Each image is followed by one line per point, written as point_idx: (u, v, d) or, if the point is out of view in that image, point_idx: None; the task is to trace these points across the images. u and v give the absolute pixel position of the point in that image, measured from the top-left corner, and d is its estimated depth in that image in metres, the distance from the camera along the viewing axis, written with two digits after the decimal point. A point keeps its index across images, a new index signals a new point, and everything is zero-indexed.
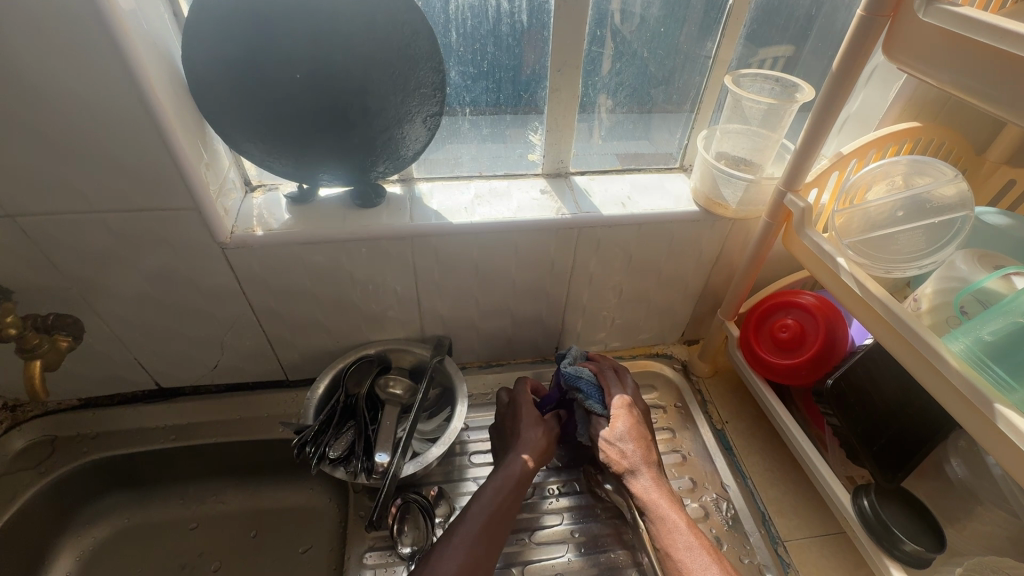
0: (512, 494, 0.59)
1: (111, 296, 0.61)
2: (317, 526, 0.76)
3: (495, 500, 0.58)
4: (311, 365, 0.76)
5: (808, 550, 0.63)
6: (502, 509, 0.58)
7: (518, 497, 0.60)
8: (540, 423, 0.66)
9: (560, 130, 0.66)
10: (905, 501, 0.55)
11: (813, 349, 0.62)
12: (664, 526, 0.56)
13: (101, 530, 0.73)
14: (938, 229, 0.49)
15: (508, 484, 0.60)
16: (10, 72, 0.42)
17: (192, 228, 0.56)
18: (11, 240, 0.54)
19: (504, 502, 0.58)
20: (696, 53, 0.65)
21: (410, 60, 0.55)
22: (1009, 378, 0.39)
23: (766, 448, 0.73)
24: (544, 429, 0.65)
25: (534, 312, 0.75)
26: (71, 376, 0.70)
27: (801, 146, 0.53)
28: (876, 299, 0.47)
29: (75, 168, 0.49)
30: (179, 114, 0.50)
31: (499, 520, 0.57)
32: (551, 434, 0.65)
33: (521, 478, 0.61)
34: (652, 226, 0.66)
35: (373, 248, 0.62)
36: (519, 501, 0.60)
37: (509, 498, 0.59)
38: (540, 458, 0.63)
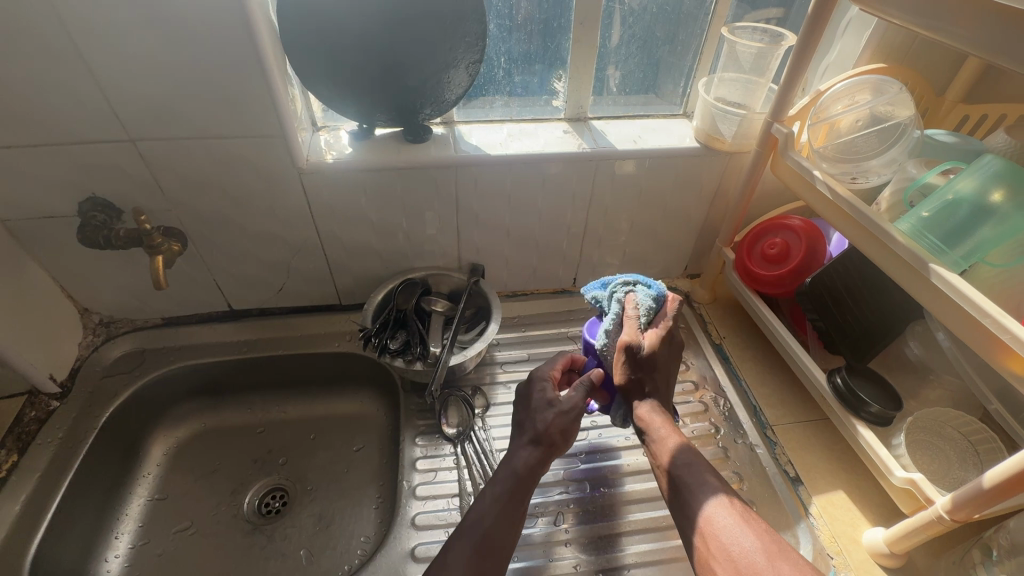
0: (514, 494, 0.59)
1: (201, 218, 0.72)
2: (368, 429, 0.87)
3: (496, 506, 0.58)
4: (362, 290, 0.88)
5: (793, 433, 0.74)
6: (506, 512, 0.57)
7: (522, 496, 0.59)
8: (551, 404, 0.64)
9: (581, 76, 0.77)
10: (871, 379, 0.66)
11: (795, 262, 0.74)
12: (668, 439, 0.59)
13: (184, 431, 0.84)
14: (887, 132, 0.60)
15: (507, 484, 0.59)
16: (151, 13, 0.54)
17: (277, 154, 0.67)
18: (130, 163, 0.65)
19: (507, 506, 0.58)
20: (697, 11, 0.76)
21: (458, 12, 0.65)
22: (942, 244, 0.51)
23: (759, 358, 0.84)
24: (556, 415, 0.63)
25: (556, 242, 0.86)
26: (158, 296, 0.82)
27: (786, 79, 0.63)
28: (844, 200, 0.58)
29: (190, 97, 0.60)
30: (273, 53, 0.61)
31: (503, 525, 0.57)
32: (563, 416, 0.63)
33: (523, 477, 0.60)
34: (660, 160, 0.77)
35: (423, 177, 0.73)
36: (526, 495, 0.60)
37: (513, 501, 0.58)
38: (547, 449, 0.62)
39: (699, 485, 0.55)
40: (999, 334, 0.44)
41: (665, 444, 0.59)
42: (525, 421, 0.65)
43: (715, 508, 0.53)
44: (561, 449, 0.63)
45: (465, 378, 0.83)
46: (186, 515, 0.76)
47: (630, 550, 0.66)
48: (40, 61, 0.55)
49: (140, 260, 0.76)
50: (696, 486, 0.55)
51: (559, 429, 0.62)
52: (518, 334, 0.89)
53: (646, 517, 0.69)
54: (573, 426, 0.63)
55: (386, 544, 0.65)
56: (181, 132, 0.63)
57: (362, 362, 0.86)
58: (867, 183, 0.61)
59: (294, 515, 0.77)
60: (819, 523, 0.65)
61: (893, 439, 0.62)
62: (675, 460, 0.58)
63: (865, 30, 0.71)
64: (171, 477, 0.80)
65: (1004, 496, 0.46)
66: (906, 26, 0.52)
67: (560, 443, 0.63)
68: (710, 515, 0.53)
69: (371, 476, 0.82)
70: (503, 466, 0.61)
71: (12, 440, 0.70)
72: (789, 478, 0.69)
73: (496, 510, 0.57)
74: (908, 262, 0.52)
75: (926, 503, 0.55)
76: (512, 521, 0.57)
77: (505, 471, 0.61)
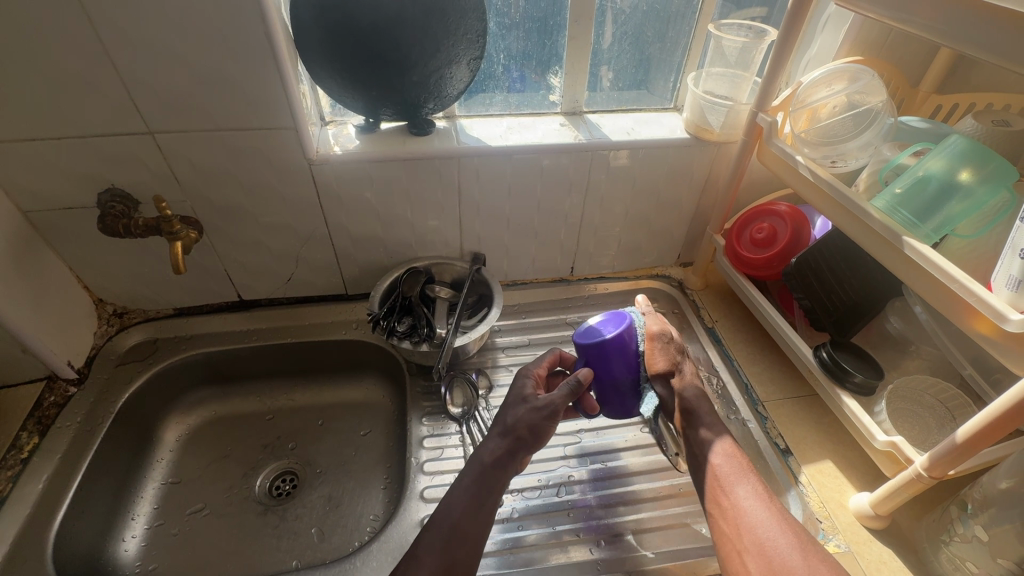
0: (483, 486, 0.60)
1: (215, 209, 0.76)
2: (373, 413, 0.89)
3: (465, 497, 0.59)
4: (368, 279, 0.91)
5: (783, 408, 0.78)
6: (475, 502, 0.59)
7: (492, 487, 0.60)
8: (525, 399, 0.65)
9: (576, 73, 0.81)
10: (854, 352, 0.70)
11: (781, 246, 0.79)
12: (707, 432, 0.63)
13: (195, 417, 0.87)
14: (860, 123, 0.64)
15: (475, 475, 0.61)
16: (174, 12, 0.58)
17: (289, 145, 0.71)
18: (149, 155, 0.69)
19: (477, 498, 0.59)
20: (685, 9, 0.80)
21: (460, 10, 0.69)
22: (914, 218, 0.55)
23: (750, 340, 0.88)
24: (529, 410, 0.63)
25: (554, 232, 0.90)
26: (170, 286, 0.85)
27: (769, 72, 0.67)
28: (825, 182, 0.62)
29: (208, 91, 0.64)
30: (286, 49, 0.65)
31: (473, 515, 0.58)
32: (534, 411, 0.63)
33: (490, 468, 0.61)
34: (652, 150, 0.81)
35: (426, 167, 0.77)
36: (496, 482, 0.61)
37: (483, 492, 0.59)
38: (517, 441, 0.62)
39: (736, 476, 0.59)
40: (967, 297, 0.48)
41: (706, 437, 0.63)
42: (499, 414, 0.65)
43: (748, 497, 0.57)
44: (534, 444, 0.62)
45: (468, 362, 0.86)
46: (199, 498, 0.79)
47: (629, 518, 0.69)
48: (68, 58, 0.59)
49: (155, 251, 0.79)
50: (734, 482, 0.58)
51: (527, 423, 0.62)
52: (518, 321, 0.93)
53: (644, 488, 0.72)
54: (547, 424, 0.62)
55: (395, 517, 0.68)
56: (199, 125, 0.67)
57: (368, 349, 0.89)
58: (846, 167, 0.66)
59: (305, 495, 0.79)
60: (808, 490, 0.68)
61: (876, 407, 0.66)
62: (715, 453, 0.61)
63: (842, 24, 0.75)
64: (185, 461, 0.82)
65: (976, 448, 0.50)
66: (875, 16, 0.55)
67: (532, 440, 0.62)
68: (742, 504, 0.57)
69: (379, 459, 0.84)
70: (473, 459, 0.62)
71: (32, 423, 0.73)
72: (779, 450, 0.73)
73: (466, 502, 0.59)
74: (883, 237, 0.56)
75: (907, 463, 0.58)
76: (482, 512, 0.58)
77: (475, 464, 0.61)
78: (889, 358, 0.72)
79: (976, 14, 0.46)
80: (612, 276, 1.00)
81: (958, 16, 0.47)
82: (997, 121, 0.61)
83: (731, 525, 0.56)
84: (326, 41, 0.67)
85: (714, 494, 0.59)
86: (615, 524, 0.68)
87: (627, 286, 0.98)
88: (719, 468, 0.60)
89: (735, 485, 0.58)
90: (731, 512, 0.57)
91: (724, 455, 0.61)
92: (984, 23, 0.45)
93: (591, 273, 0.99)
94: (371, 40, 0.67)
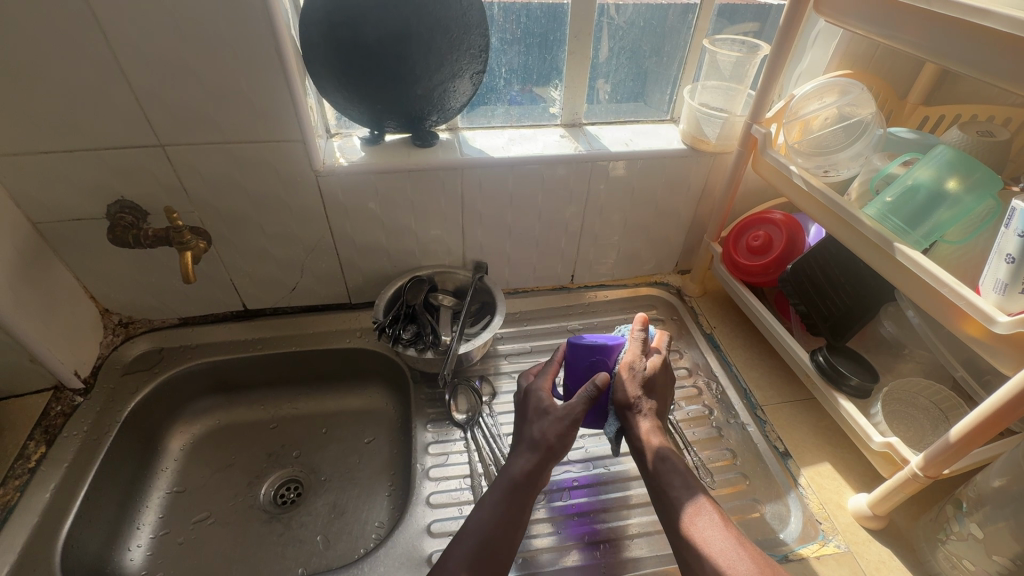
0: (513, 502, 0.60)
1: (222, 219, 0.77)
2: (376, 422, 0.90)
3: (496, 512, 0.59)
4: (371, 288, 0.92)
5: (781, 411, 0.79)
6: (507, 519, 0.59)
7: (522, 503, 0.61)
8: (546, 411, 0.65)
9: (575, 86, 0.84)
10: (850, 356, 0.71)
11: (777, 252, 0.81)
12: (670, 467, 0.60)
13: (200, 426, 0.87)
14: (852, 131, 0.66)
15: (504, 492, 0.61)
16: (188, 29, 0.59)
17: (296, 156, 0.72)
18: (159, 167, 0.70)
19: (506, 513, 0.59)
20: (680, 25, 0.83)
21: (464, 26, 0.71)
22: (903, 225, 0.57)
23: (747, 345, 0.89)
24: (553, 422, 0.64)
25: (555, 240, 0.91)
26: (176, 296, 0.86)
27: (762, 85, 0.69)
28: (818, 191, 0.64)
29: (218, 105, 0.66)
30: (295, 64, 0.66)
31: (504, 530, 0.58)
32: (559, 423, 0.63)
33: (521, 486, 0.61)
34: (650, 161, 0.83)
35: (431, 177, 0.78)
36: (526, 500, 0.61)
37: (514, 507, 0.60)
38: (546, 455, 0.63)
39: (695, 509, 0.56)
40: (956, 301, 0.50)
41: (668, 466, 0.60)
42: (524, 428, 0.66)
43: (709, 529, 0.55)
44: (558, 457, 0.63)
45: (471, 369, 0.87)
46: (204, 506, 0.79)
47: (633, 521, 0.70)
48: (83, 74, 0.60)
49: (162, 261, 0.80)
50: (695, 514, 0.56)
51: (555, 436, 0.63)
52: (520, 328, 0.94)
53: (647, 492, 0.73)
54: (569, 434, 0.63)
55: (402, 522, 0.68)
56: (208, 138, 0.69)
57: (372, 357, 0.90)
58: (838, 175, 0.68)
59: (310, 503, 0.80)
60: (807, 492, 0.70)
61: (872, 409, 0.67)
62: (674, 488, 0.59)
63: (832, 40, 0.78)
64: (189, 470, 0.83)
65: (968, 447, 0.51)
66: (861, 32, 0.58)
67: (557, 451, 0.63)
68: (704, 537, 0.54)
69: (383, 466, 0.84)
70: (503, 475, 0.62)
71: (39, 432, 0.73)
72: (779, 453, 0.74)
73: (495, 518, 0.59)
74: (876, 244, 0.58)
75: (903, 463, 0.59)
76: (511, 528, 0.59)
77: (505, 481, 0.62)
78: (884, 361, 0.73)
79: (958, 31, 0.48)
80: (611, 283, 1.01)
81: (941, 34, 0.50)
82: (982, 132, 0.64)
83: (695, 561, 0.53)
84: (333, 56, 0.69)
85: (675, 527, 0.57)
86: (618, 527, 0.69)
87: (627, 293, 1.00)
88: (681, 504, 0.57)
89: (694, 521, 0.56)
90: (693, 547, 0.54)
91: (685, 491, 0.58)
92: (966, 40, 0.48)
93: (591, 281, 1.00)
94: (378, 56, 0.69)
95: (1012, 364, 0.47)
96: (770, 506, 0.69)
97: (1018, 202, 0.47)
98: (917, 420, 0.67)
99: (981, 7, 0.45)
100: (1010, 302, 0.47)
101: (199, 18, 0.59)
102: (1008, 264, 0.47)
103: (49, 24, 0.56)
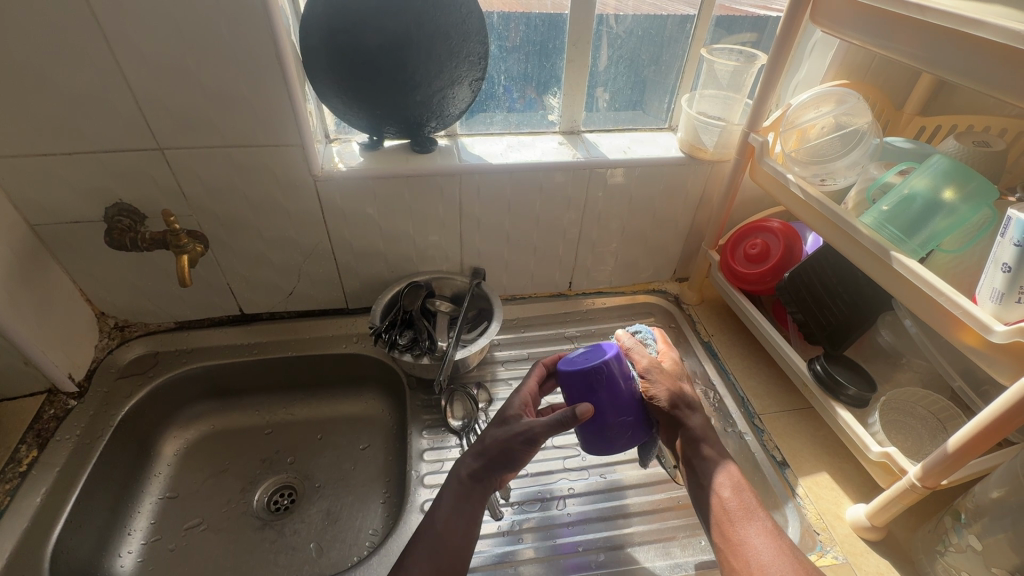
0: (460, 502, 0.59)
1: (220, 223, 0.77)
2: (372, 428, 0.89)
3: (448, 510, 0.59)
4: (369, 293, 0.92)
5: (778, 421, 0.79)
6: (459, 518, 0.58)
7: (472, 501, 0.60)
8: (502, 420, 0.62)
9: (573, 94, 0.84)
10: (848, 365, 0.71)
11: (775, 260, 0.81)
12: (718, 471, 0.61)
13: (194, 430, 0.87)
14: (849, 138, 0.66)
15: (455, 490, 0.60)
16: (189, 34, 0.60)
17: (295, 161, 0.73)
18: (158, 171, 0.70)
19: (461, 510, 0.59)
20: (679, 35, 0.83)
21: (464, 34, 0.72)
22: (900, 233, 0.57)
23: (744, 353, 0.89)
24: (503, 428, 0.61)
25: (554, 247, 0.91)
26: (173, 300, 0.86)
27: (759, 94, 0.70)
28: (815, 200, 0.64)
29: (218, 109, 0.66)
30: (294, 70, 0.67)
31: (456, 533, 0.58)
32: (509, 434, 0.60)
33: (466, 485, 0.60)
34: (648, 168, 0.83)
35: (429, 183, 0.78)
36: (480, 497, 0.60)
37: (464, 507, 0.59)
38: (499, 460, 0.60)
39: (746, 513, 0.57)
40: (954, 310, 0.50)
41: (717, 466, 0.61)
42: (476, 433, 0.64)
43: (758, 535, 0.55)
44: (507, 466, 0.60)
45: (468, 375, 0.87)
46: (196, 513, 0.78)
47: (628, 531, 0.69)
48: (84, 77, 0.61)
49: (159, 265, 0.80)
50: (745, 518, 0.56)
51: (501, 446, 0.59)
52: (517, 334, 0.94)
53: (643, 501, 0.72)
54: (525, 449, 0.59)
55: (395, 530, 0.68)
56: (208, 142, 0.69)
57: (368, 362, 0.89)
58: (835, 184, 0.68)
59: (303, 510, 0.79)
60: (804, 503, 0.69)
61: (869, 418, 0.67)
62: (723, 488, 0.59)
63: (829, 50, 0.79)
64: (182, 475, 0.82)
65: (965, 457, 0.51)
66: (856, 42, 0.58)
67: (506, 461, 0.60)
68: (751, 541, 0.55)
69: (377, 473, 0.83)
70: (449, 481, 0.61)
71: (32, 436, 0.73)
72: (776, 462, 0.74)
73: (444, 521, 0.58)
74: (873, 254, 0.57)
75: (901, 473, 0.59)
76: (464, 526, 0.58)
77: (455, 485, 0.60)
78: (882, 371, 0.73)
79: (954, 42, 0.48)
80: (609, 290, 1.01)
81: (937, 43, 0.50)
82: (978, 142, 0.64)
83: (739, 562, 0.54)
84: (333, 63, 0.69)
85: (722, 529, 0.57)
86: (614, 537, 0.68)
87: (625, 301, 1.00)
88: (729, 505, 0.58)
89: (746, 524, 0.56)
90: (741, 549, 0.55)
91: (733, 490, 0.59)
92: (960, 50, 0.48)
93: (589, 288, 1.00)
94: (377, 62, 0.70)
95: (1009, 374, 0.46)
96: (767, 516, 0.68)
97: (1014, 211, 0.47)
98: (916, 430, 0.66)
99: (974, 17, 0.45)
100: (1007, 311, 0.47)
101: (199, 24, 0.59)
102: (1004, 273, 0.47)
103: (52, 28, 0.57)
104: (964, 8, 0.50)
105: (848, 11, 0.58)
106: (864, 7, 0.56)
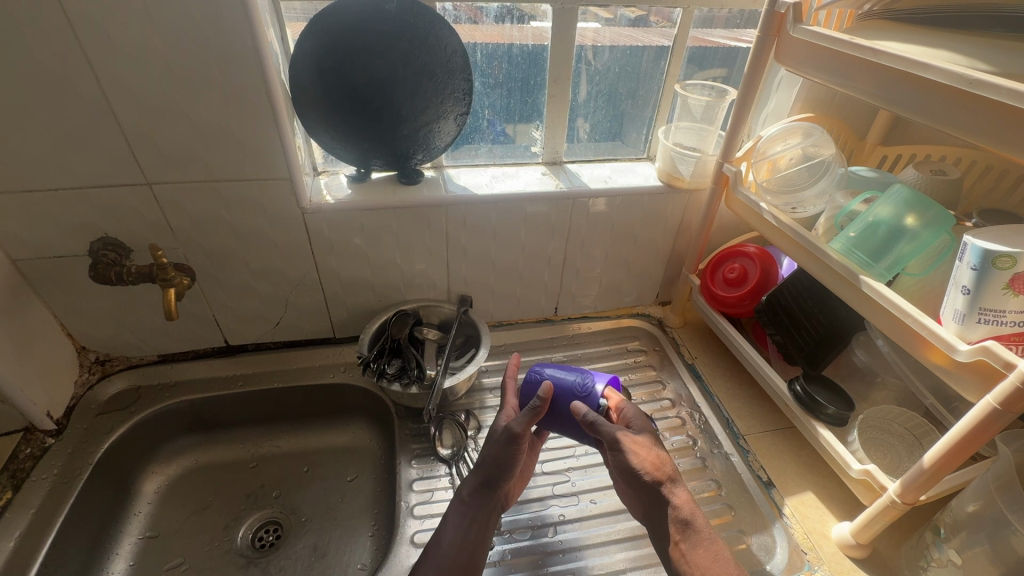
0: (464, 516, 0.64)
1: (206, 255, 0.77)
2: (360, 459, 0.88)
3: (459, 526, 0.63)
4: (357, 322, 0.92)
5: (763, 440, 0.81)
6: (466, 534, 0.62)
7: (481, 517, 0.64)
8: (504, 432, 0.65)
9: (555, 127, 0.88)
10: (826, 384, 0.74)
11: (752, 285, 0.84)
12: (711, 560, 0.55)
13: (177, 466, 0.85)
14: (816, 169, 0.70)
15: (458, 512, 0.64)
16: (180, 73, 0.62)
17: (283, 193, 0.74)
18: (144, 206, 0.71)
19: (468, 528, 0.63)
20: (654, 72, 0.88)
21: (448, 72, 0.75)
22: (867, 258, 0.61)
23: (727, 374, 0.91)
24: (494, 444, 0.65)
25: (539, 274, 0.93)
26: (157, 333, 0.84)
27: (732, 127, 0.74)
28: (787, 227, 0.67)
29: (207, 144, 0.67)
30: (286, 108, 0.69)
31: (461, 537, 0.62)
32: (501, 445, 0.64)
33: (467, 500, 0.65)
34: (630, 196, 0.86)
35: (416, 214, 0.80)
36: (484, 513, 0.64)
37: (467, 519, 0.64)
38: (493, 475, 0.65)
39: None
40: (920, 330, 0.52)
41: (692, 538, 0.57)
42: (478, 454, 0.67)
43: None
44: (505, 475, 0.65)
45: (457, 403, 0.87)
46: (177, 552, 0.76)
47: (618, 557, 0.69)
48: (74, 115, 0.62)
49: (144, 298, 0.79)
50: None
51: (494, 458, 0.64)
52: (505, 360, 0.95)
53: (633, 526, 0.73)
54: (515, 454, 0.64)
55: (385, 562, 0.67)
56: (197, 177, 0.70)
57: (357, 391, 0.89)
58: (805, 212, 0.72)
59: (290, 546, 0.77)
60: (791, 523, 0.70)
61: (849, 436, 0.69)
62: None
63: (794, 86, 0.84)
64: (163, 514, 0.80)
65: (939, 473, 0.53)
66: (819, 80, 0.62)
67: (504, 471, 0.64)
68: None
69: (366, 505, 0.82)
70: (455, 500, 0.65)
71: (6, 477, 0.71)
72: (762, 482, 0.75)
73: (453, 534, 0.62)
74: (844, 278, 0.60)
75: (881, 490, 0.60)
76: (475, 537, 0.63)
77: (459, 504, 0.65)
78: (858, 389, 0.76)
79: (904, 82, 0.52)
80: (594, 315, 1.03)
81: (890, 82, 0.53)
82: (935, 170, 0.69)
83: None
84: (322, 99, 0.72)
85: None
86: (607, 563, 0.68)
87: (609, 325, 1.01)
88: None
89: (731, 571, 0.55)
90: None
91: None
92: (911, 90, 0.52)
93: (574, 313, 1.02)
94: (365, 98, 0.73)
95: (976, 391, 0.49)
96: (756, 538, 0.69)
97: (968, 237, 0.50)
98: (893, 447, 0.68)
99: (922, 61, 0.50)
100: (969, 331, 0.50)
101: (191, 63, 0.61)
102: (964, 295, 0.50)
103: (43, 68, 0.58)
104: (912, 51, 0.54)
105: (807, 51, 0.62)
106: (824, 50, 0.60)
